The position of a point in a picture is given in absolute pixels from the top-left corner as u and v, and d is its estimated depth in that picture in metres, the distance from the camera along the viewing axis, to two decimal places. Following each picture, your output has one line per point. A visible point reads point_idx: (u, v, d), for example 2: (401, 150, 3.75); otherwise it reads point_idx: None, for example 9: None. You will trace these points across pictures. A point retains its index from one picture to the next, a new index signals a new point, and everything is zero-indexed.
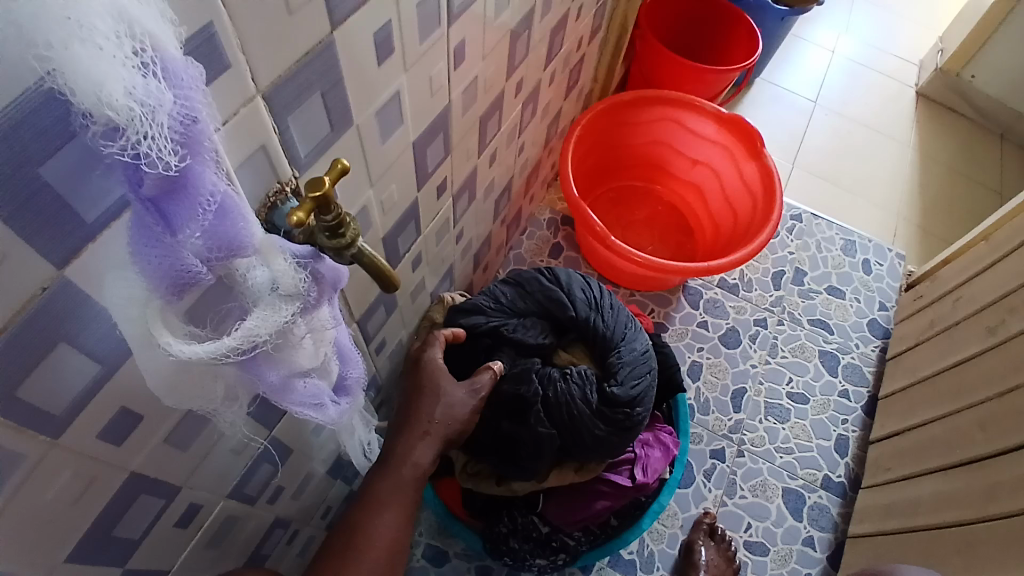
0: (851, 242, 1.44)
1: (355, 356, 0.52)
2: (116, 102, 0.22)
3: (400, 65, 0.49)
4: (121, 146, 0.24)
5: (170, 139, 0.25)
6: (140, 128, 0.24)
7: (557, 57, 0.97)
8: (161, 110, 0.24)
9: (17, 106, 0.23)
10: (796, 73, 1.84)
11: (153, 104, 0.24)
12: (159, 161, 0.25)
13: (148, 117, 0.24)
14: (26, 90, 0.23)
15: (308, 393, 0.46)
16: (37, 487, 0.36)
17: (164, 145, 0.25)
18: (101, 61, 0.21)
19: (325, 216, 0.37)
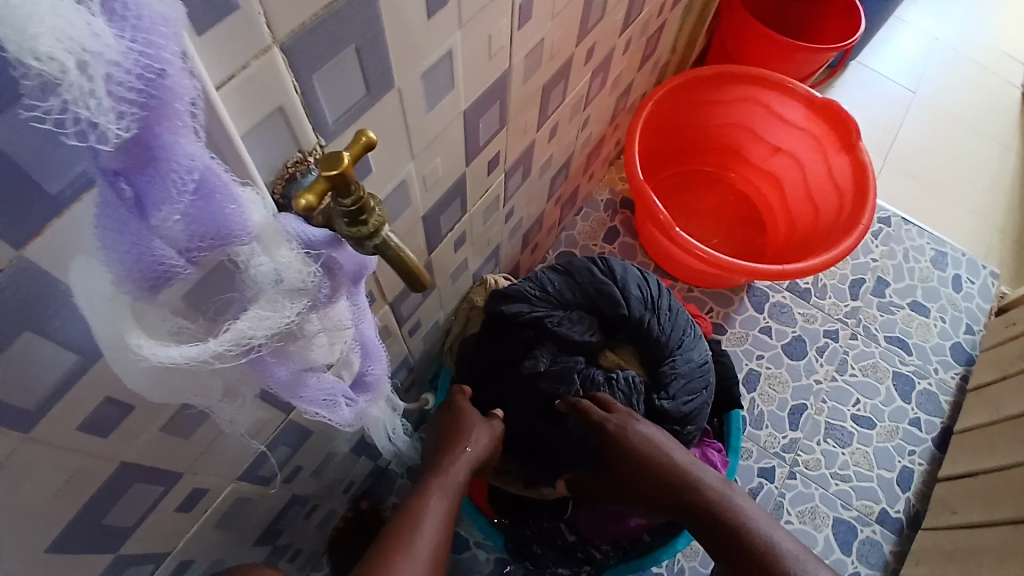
0: (941, 254, 1.28)
1: (379, 350, 0.47)
2: (40, 46, 0.16)
3: (454, 19, 0.42)
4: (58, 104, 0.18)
5: (124, 100, 0.19)
6: (77, 83, 0.17)
7: (635, 22, 0.87)
8: (108, 57, 0.18)
9: None
10: (896, 58, 1.64)
11: (97, 47, 0.17)
12: (111, 130, 0.19)
13: (89, 68, 0.17)
14: None
15: (322, 390, 0.41)
16: (5, 480, 0.32)
17: (116, 107, 0.19)
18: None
19: (343, 199, 0.30)
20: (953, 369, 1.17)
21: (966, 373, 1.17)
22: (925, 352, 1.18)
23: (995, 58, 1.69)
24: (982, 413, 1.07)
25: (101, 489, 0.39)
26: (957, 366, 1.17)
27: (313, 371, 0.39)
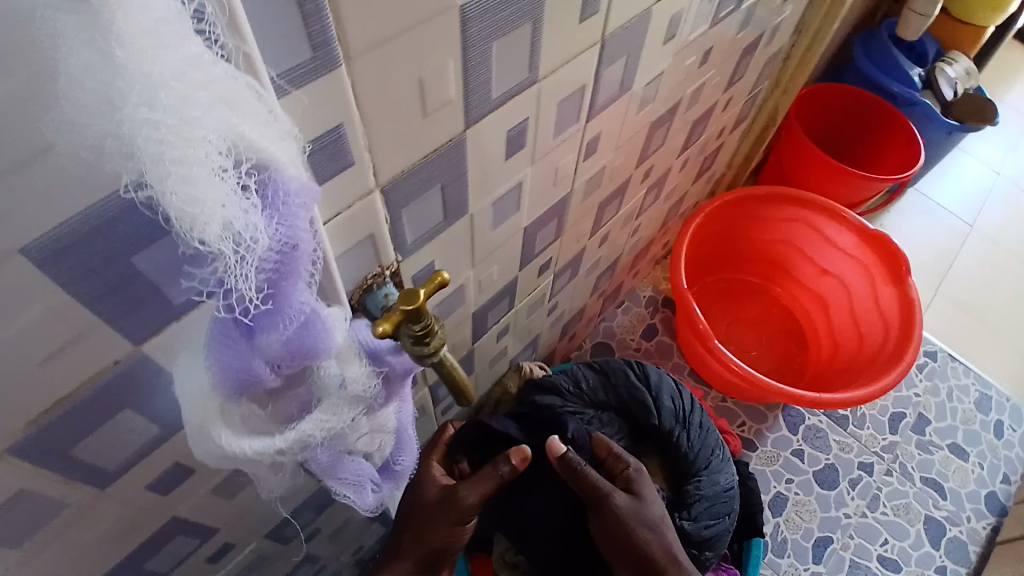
0: (986, 396, 1.25)
1: (412, 443, 0.49)
2: (209, 222, 0.21)
3: (528, 158, 0.47)
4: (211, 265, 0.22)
5: (260, 256, 0.23)
6: (229, 245, 0.22)
7: (694, 144, 0.92)
8: (256, 233, 0.23)
9: (96, 210, 0.22)
10: (956, 191, 1.65)
11: (250, 226, 0.22)
12: (244, 276, 0.23)
13: (241, 233, 0.22)
14: (104, 199, 0.22)
15: (355, 475, 0.43)
16: (72, 528, 0.35)
17: (252, 262, 0.23)
18: (202, 187, 0.20)
19: (414, 325, 0.34)
20: (985, 519, 1.11)
21: (998, 523, 1.11)
22: (960, 498, 1.13)
23: None
24: (1011, 565, 1.00)
25: (145, 540, 0.42)
26: (989, 515, 1.11)
27: (350, 454, 0.42)
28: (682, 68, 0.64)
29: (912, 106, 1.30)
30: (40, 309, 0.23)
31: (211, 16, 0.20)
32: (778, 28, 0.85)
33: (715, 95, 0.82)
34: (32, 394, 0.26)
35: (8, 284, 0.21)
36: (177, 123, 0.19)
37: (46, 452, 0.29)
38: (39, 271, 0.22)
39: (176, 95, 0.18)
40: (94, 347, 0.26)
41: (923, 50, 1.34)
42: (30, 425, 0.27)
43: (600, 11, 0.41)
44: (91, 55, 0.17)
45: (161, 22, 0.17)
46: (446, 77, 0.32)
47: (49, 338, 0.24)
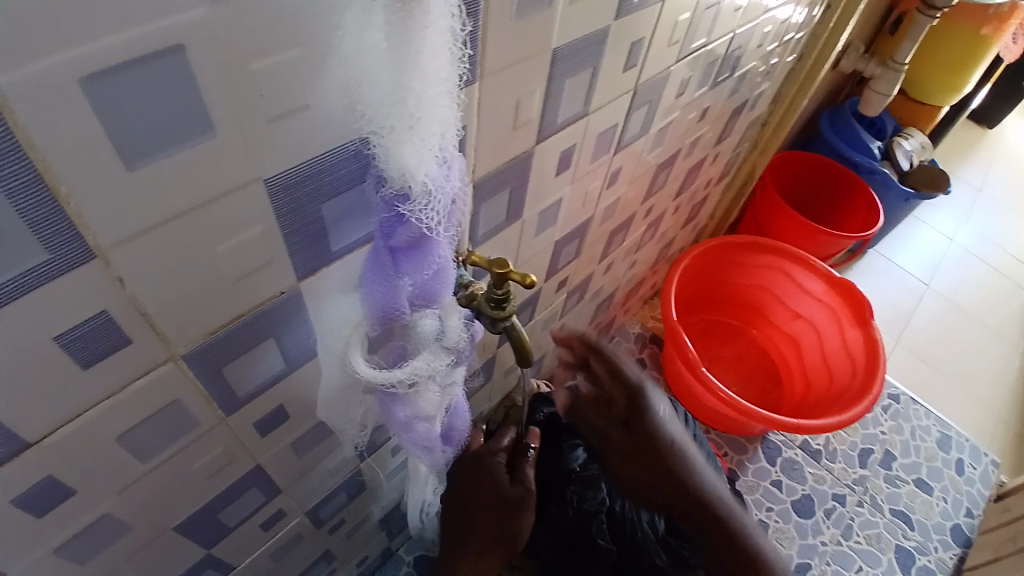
0: (946, 436, 1.36)
1: (467, 412, 0.54)
2: (416, 180, 0.30)
3: (569, 178, 0.57)
4: (405, 208, 0.31)
5: (436, 213, 0.32)
6: (422, 199, 0.31)
7: (686, 192, 1.04)
8: (441, 194, 0.32)
9: (333, 154, 0.31)
10: (907, 252, 1.83)
11: (440, 187, 0.31)
12: (421, 225, 0.32)
13: (431, 193, 0.31)
14: (340, 145, 0.31)
15: (424, 436, 0.47)
16: (194, 454, 0.41)
17: (430, 216, 0.32)
18: (422, 152, 0.29)
19: (497, 290, 0.42)
20: (951, 549, 1.19)
21: (963, 553, 1.18)
22: (927, 530, 1.21)
23: (1006, 264, 1.87)
24: None
25: (231, 486, 0.48)
26: (954, 546, 1.19)
27: (422, 419, 0.46)
28: (685, 121, 0.76)
29: (872, 173, 1.46)
30: (256, 232, 0.31)
31: (458, 40, 0.28)
32: (758, 98, 1.01)
33: (708, 149, 0.95)
34: (223, 309, 0.33)
35: (248, 207, 0.29)
36: (424, 110, 0.28)
37: (209, 366, 0.35)
38: (268, 199, 0.30)
39: (434, 93, 0.28)
40: (275, 275, 0.34)
41: (882, 126, 1.53)
42: (208, 335, 0.34)
43: (637, 65, 0.53)
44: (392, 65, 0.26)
45: (442, 45, 0.27)
46: (533, 99, 0.42)
47: (251, 260, 0.32)
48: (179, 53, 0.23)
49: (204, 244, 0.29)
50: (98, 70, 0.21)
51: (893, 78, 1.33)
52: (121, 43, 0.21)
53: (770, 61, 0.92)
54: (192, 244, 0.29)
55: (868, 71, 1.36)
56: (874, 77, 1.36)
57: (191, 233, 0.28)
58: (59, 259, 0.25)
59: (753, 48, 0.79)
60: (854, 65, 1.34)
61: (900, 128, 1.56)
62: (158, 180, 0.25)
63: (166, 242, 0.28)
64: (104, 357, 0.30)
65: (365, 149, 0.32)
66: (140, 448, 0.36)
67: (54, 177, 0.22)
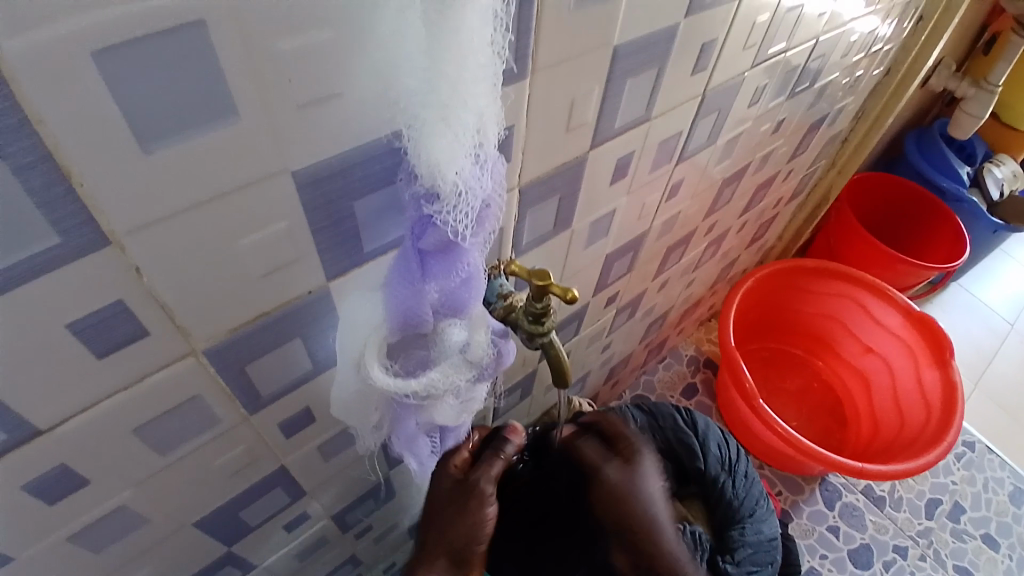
0: (1021, 490, 1.22)
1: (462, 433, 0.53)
2: (447, 178, 0.28)
3: (624, 188, 0.54)
4: (434, 209, 0.29)
5: (469, 217, 0.30)
6: (453, 200, 0.29)
7: (753, 210, 0.98)
8: (474, 195, 0.29)
9: (366, 147, 0.29)
10: (996, 288, 1.67)
11: (473, 187, 0.29)
12: (452, 229, 0.30)
13: (464, 194, 0.29)
14: (375, 138, 0.29)
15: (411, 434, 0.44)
16: (214, 451, 0.40)
17: (463, 220, 0.30)
18: (456, 147, 0.27)
19: (535, 303, 0.40)
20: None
21: None
22: None
23: None
24: None
25: (254, 486, 0.46)
26: None
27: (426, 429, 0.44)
28: (756, 134, 0.71)
29: (959, 201, 1.34)
30: (281, 227, 0.29)
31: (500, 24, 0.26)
32: (839, 113, 0.93)
33: (779, 165, 0.89)
34: (247, 305, 0.32)
35: (272, 199, 0.28)
36: (460, 101, 0.26)
37: (231, 364, 0.34)
38: (296, 193, 0.29)
39: (473, 83, 0.25)
40: (302, 274, 0.33)
41: (972, 150, 1.40)
42: (232, 331, 0.32)
43: (707, 69, 0.49)
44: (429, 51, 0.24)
45: (484, 28, 0.24)
46: (588, 101, 0.39)
47: (275, 257, 0.31)
48: (201, 30, 0.21)
49: (225, 236, 0.28)
50: (113, 44, 0.20)
51: (987, 100, 1.21)
52: (140, 16, 0.20)
53: (854, 74, 0.85)
54: (213, 235, 0.28)
55: (960, 90, 1.23)
56: (965, 97, 1.24)
57: (212, 224, 0.27)
58: (72, 244, 0.24)
59: (837, 57, 0.73)
60: (946, 83, 1.22)
61: (990, 155, 1.43)
62: (176, 166, 0.24)
63: (187, 232, 0.27)
64: (120, 347, 0.29)
65: (397, 144, 0.30)
66: (157, 441, 0.35)
67: (65, 157, 0.21)
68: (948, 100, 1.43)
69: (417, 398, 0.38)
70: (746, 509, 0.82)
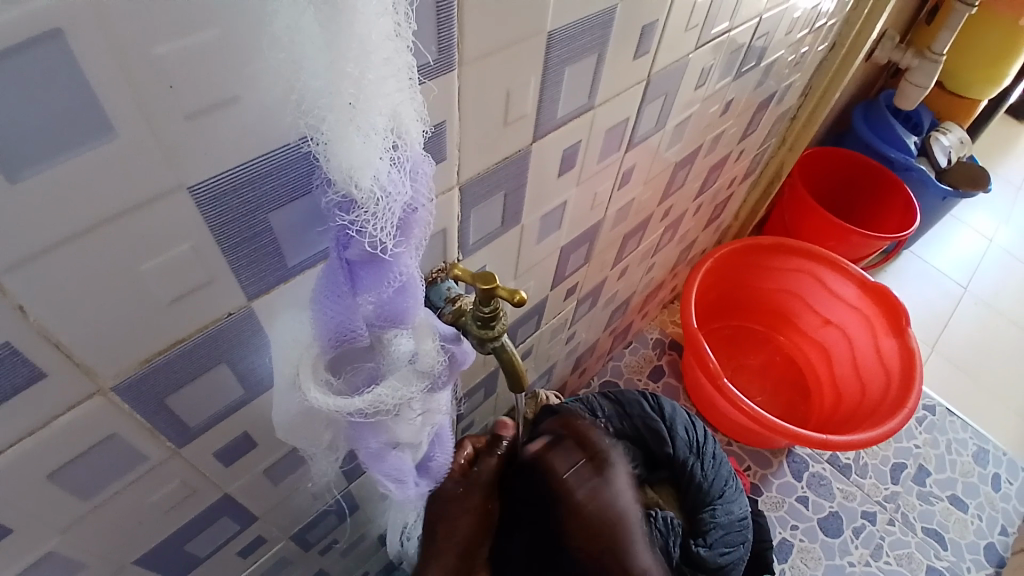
0: (983, 450, 1.26)
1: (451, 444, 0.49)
2: (364, 186, 0.25)
3: (574, 179, 0.52)
4: (349, 216, 0.27)
5: (392, 223, 0.27)
6: (370, 207, 0.26)
7: (708, 191, 0.97)
8: (395, 200, 0.27)
9: (276, 153, 0.27)
10: (943, 254, 1.72)
11: (394, 192, 0.26)
12: (375, 238, 0.27)
13: (384, 201, 0.26)
14: (284, 144, 0.27)
15: (394, 466, 0.42)
16: (145, 489, 0.37)
17: (385, 227, 0.27)
18: (367, 150, 0.24)
19: (483, 307, 0.37)
20: (984, 569, 1.11)
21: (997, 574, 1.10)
22: (960, 548, 1.13)
23: None
24: None
25: (197, 518, 0.43)
26: (987, 566, 1.11)
27: (397, 446, 0.41)
28: (705, 116, 0.70)
29: (908, 171, 1.38)
30: (185, 248, 0.27)
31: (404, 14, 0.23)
32: (787, 90, 0.93)
33: (730, 146, 0.89)
34: (156, 335, 0.29)
35: (172, 219, 0.25)
36: (366, 101, 0.23)
37: (148, 398, 0.31)
38: (197, 210, 0.26)
39: (377, 80, 0.23)
40: (216, 296, 0.30)
41: (918, 121, 1.44)
42: (144, 364, 0.29)
43: (650, 52, 0.47)
44: (329, 48, 0.22)
45: (384, 13, 0.22)
46: (526, 92, 0.37)
47: (181, 281, 0.28)
48: (57, 39, 0.19)
49: (117, 264, 0.25)
50: None
51: (932, 70, 1.23)
52: None
53: (799, 52, 0.84)
54: (107, 262, 0.25)
55: (903, 62, 1.26)
56: (910, 68, 1.27)
57: (101, 251, 0.24)
58: None
59: (780, 37, 0.73)
60: (890, 54, 1.25)
61: (936, 124, 1.47)
62: (49, 192, 0.21)
63: (72, 264, 0.24)
64: (14, 395, 0.26)
65: (307, 151, 0.27)
66: (77, 488, 0.32)
67: None
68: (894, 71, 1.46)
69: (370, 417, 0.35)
70: (718, 489, 0.82)
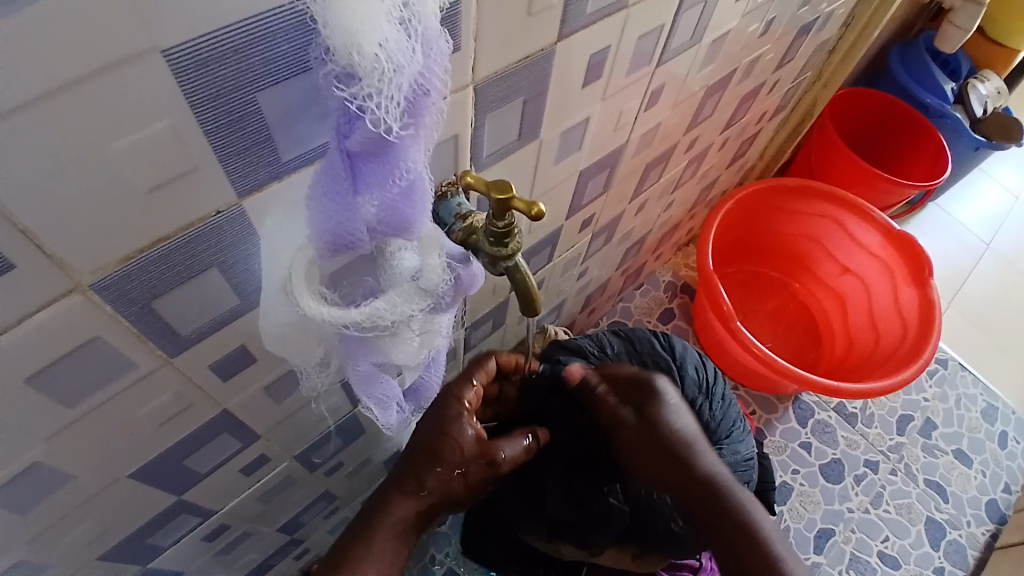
0: (992, 407, 1.25)
1: (441, 365, 0.47)
2: (366, 52, 0.22)
3: (599, 93, 0.47)
4: (351, 93, 0.23)
5: (401, 105, 0.24)
6: (375, 82, 0.23)
7: (736, 124, 0.92)
8: (403, 76, 0.23)
9: (267, 16, 0.23)
10: (971, 206, 1.66)
11: (402, 64, 0.23)
12: (381, 122, 0.24)
13: (391, 75, 0.23)
14: (276, 6, 0.23)
15: (382, 388, 0.40)
16: (138, 398, 0.35)
17: (393, 110, 0.24)
18: (373, 8, 0.21)
19: (496, 222, 0.34)
20: (984, 525, 1.11)
21: (997, 530, 1.11)
22: (961, 503, 1.13)
23: None
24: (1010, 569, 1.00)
25: (196, 433, 0.42)
26: (988, 522, 1.11)
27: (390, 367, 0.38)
28: (743, 36, 0.64)
29: (942, 118, 1.29)
30: (161, 127, 0.23)
31: None
32: (830, 16, 0.86)
33: (764, 75, 0.82)
34: (135, 229, 0.26)
35: (145, 88, 0.22)
36: None
37: (132, 300, 0.29)
38: (173, 78, 0.22)
39: None
40: (200, 188, 0.27)
41: (956, 66, 1.33)
42: (125, 261, 0.27)
43: None
44: None
45: None
46: None
47: (159, 166, 0.25)
48: None
49: (83, 139, 0.22)
50: None
51: (976, 11, 1.14)
52: None
53: None
54: (71, 135, 0.22)
55: (947, 1, 1.16)
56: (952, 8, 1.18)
57: (63, 122, 0.21)
58: None
59: None
60: None
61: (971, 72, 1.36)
62: None
63: (29, 133, 0.21)
64: None
65: (305, 17, 0.24)
66: (62, 392, 0.31)
67: None
68: (936, 12, 1.33)
69: (364, 331, 0.33)
70: (726, 429, 0.81)
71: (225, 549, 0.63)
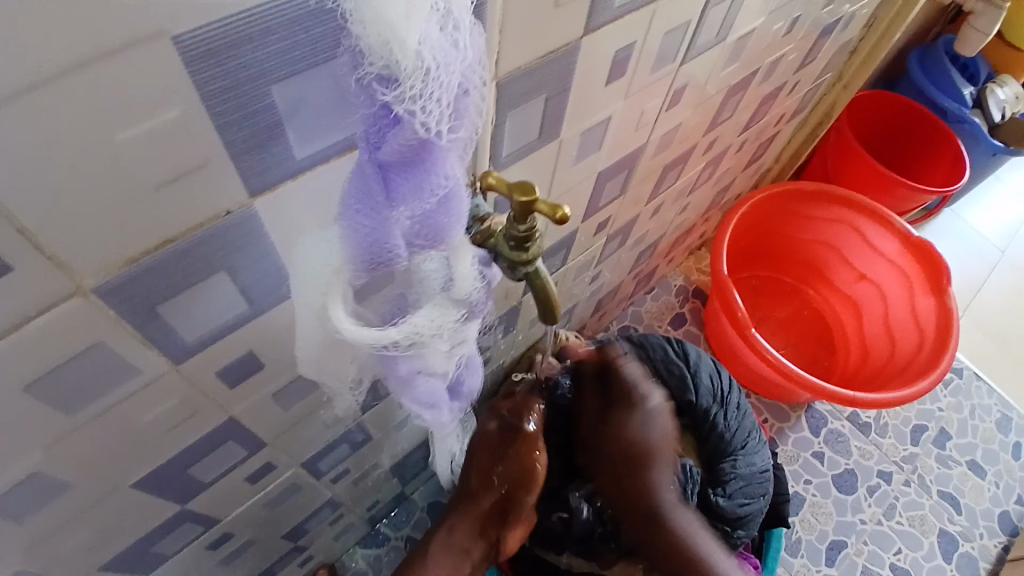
0: (1007, 419, 1.22)
1: (477, 366, 0.44)
2: (410, 50, 0.21)
3: (622, 91, 0.46)
4: (394, 98, 0.22)
5: (444, 107, 0.23)
6: (418, 83, 0.22)
7: (754, 126, 0.90)
8: (445, 74, 0.23)
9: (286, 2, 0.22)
10: (986, 212, 1.63)
11: (442, 63, 0.22)
12: (424, 125, 0.23)
13: (435, 74, 0.22)
14: None
15: (427, 395, 0.38)
16: (144, 405, 0.34)
17: (435, 111, 0.23)
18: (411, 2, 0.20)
19: (518, 225, 0.32)
20: (997, 538, 1.08)
21: (1009, 543, 1.08)
22: (974, 515, 1.10)
23: None
24: None
25: (202, 440, 0.41)
26: (1001, 534, 1.09)
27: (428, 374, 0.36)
28: (767, 35, 0.62)
29: (957, 122, 1.27)
30: (169, 117, 0.22)
31: None
32: (851, 19, 0.83)
33: (785, 76, 0.80)
34: (144, 229, 0.25)
35: (149, 76, 0.20)
36: None
37: (135, 304, 0.27)
38: (184, 67, 0.21)
39: None
40: (211, 182, 0.25)
41: (975, 70, 1.29)
42: (128, 263, 0.25)
43: None
44: None
45: None
46: None
47: (168, 160, 0.23)
48: None
49: (83, 133, 0.20)
50: None
51: (995, 15, 1.11)
52: None
53: None
54: (73, 129, 0.20)
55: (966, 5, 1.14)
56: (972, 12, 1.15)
57: (61, 115, 0.20)
58: None
59: None
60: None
61: (992, 76, 1.32)
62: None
63: (33, 124, 0.19)
64: None
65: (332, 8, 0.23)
66: (60, 400, 0.29)
67: None
68: (953, 15, 1.31)
69: (403, 347, 0.32)
70: (739, 441, 0.80)
71: (229, 556, 0.61)
